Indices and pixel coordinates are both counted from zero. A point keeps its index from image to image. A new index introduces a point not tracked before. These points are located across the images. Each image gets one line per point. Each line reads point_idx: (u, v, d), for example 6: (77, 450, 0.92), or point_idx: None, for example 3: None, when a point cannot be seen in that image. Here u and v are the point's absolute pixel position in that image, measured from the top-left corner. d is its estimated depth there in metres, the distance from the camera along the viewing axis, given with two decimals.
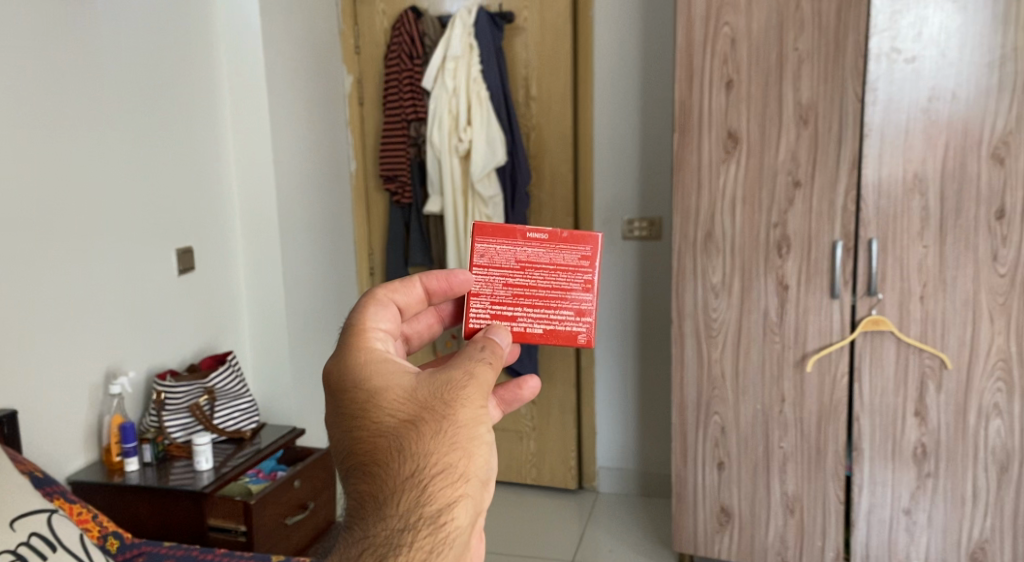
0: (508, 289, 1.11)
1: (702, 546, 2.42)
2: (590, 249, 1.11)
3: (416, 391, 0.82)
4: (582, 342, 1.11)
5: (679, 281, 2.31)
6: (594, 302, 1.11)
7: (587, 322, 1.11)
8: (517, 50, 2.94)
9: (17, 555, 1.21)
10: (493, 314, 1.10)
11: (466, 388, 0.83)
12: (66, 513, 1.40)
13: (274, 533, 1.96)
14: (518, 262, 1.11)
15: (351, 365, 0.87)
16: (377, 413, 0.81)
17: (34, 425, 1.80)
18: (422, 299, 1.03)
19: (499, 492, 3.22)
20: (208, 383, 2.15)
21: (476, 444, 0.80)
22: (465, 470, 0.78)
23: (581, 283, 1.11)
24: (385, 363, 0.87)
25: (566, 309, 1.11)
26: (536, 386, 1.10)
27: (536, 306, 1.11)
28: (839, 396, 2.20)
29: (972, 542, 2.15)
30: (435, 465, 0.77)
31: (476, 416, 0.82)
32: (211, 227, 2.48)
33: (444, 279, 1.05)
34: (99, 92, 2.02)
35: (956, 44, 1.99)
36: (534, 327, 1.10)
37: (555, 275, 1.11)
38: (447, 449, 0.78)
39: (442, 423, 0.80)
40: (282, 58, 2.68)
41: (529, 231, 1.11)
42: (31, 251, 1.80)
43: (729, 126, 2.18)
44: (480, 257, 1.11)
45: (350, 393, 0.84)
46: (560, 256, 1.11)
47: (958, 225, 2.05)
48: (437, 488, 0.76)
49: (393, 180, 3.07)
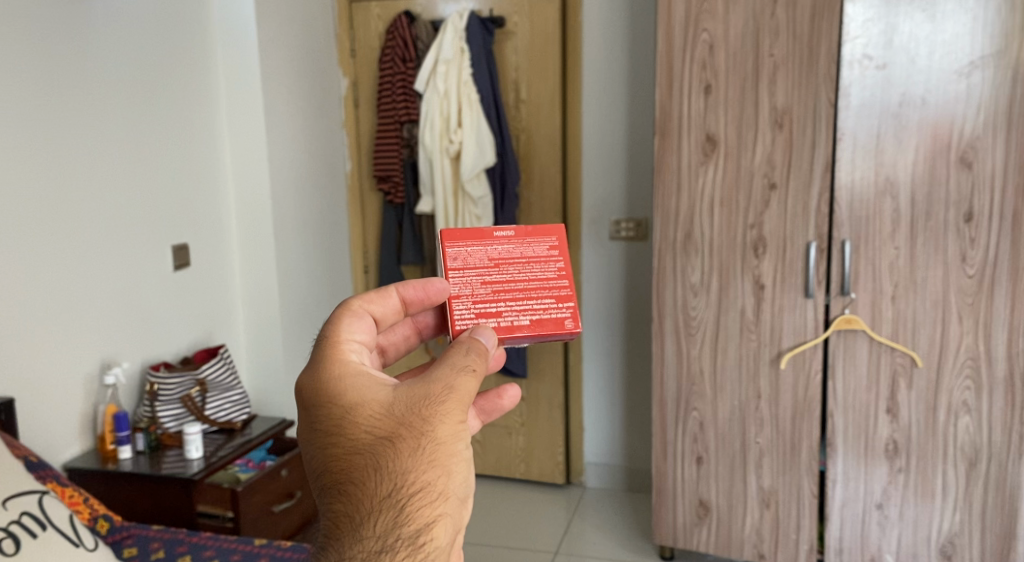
0: (487, 287, 1.00)
1: (682, 539, 2.49)
2: (556, 238, 1.06)
3: (393, 406, 0.75)
4: (569, 327, 1.01)
5: (659, 281, 2.38)
6: (571, 286, 1.04)
7: (570, 308, 1.02)
8: (507, 54, 3.01)
9: (9, 532, 1.28)
10: (478, 314, 0.98)
11: (447, 401, 0.75)
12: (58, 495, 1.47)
13: (262, 519, 2.03)
14: (491, 260, 1.02)
15: (323, 377, 0.78)
16: (351, 428, 0.74)
17: (31, 412, 1.88)
18: (399, 310, 0.91)
19: (488, 486, 3.28)
20: (200, 375, 2.24)
21: (456, 460, 0.73)
22: (445, 489, 0.72)
23: (555, 270, 1.04)
24: (359, 374, 0.79)
25: (548, 299, 1.02)
26: (517, 393, 0.98)
27: (518, 299, 1.01)
28: (813, 393, 2.27)
29: (942, 537, 2.22)
30: (414, 484, 0.71)
31: (457, 431, 0.74)
32: (207, 224, 2.56)
33: (421, 287, 0.93)
34: (97, 95, 2.10)
35: (924, 51, 2.05)
36: (521, 319, 0.99)
37: (529, 267, 1.03)
38: (426, 468, 0.71)
39: (421, 440, 0.72)
40: (278, 62, 2.76)
41: (496, 230, 1.04)
42: (31, 245, 1.88)
43: (708, 129, 2.25)
44: (452, 261, 1.00)
45: (321, 406, 0.76)
46: (530, 249, 1.04)
47: (929, 227, 2.10)
48: (415, 508, 0.70)
49: (387, 180, 3.15)
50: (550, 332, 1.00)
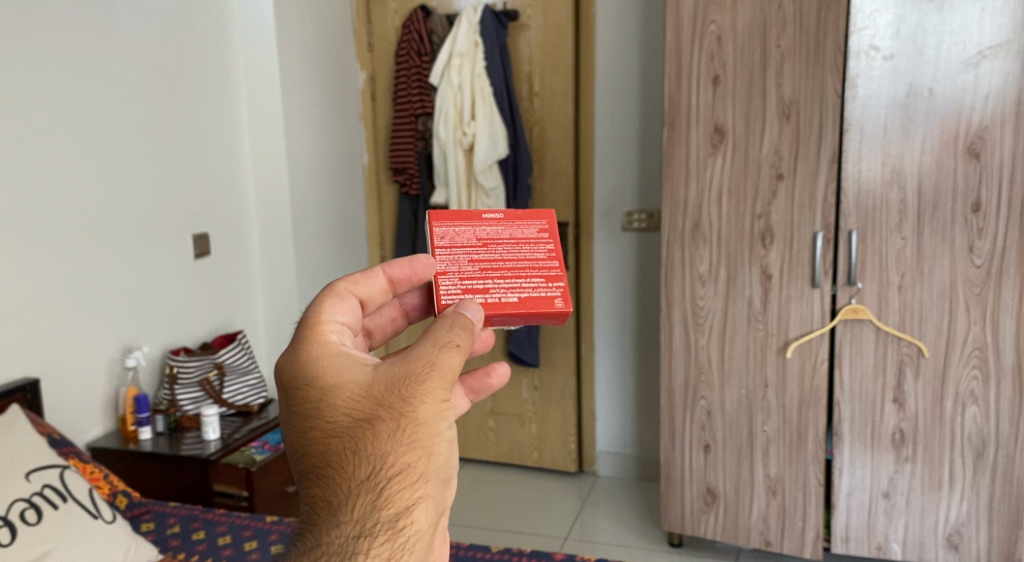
0: (474, 265, 1.04)
1: (689, 526, 2.52)
2: (546, 222, 1.11)
3: (372, 388, 0.76)
4: (559, 306, 1.03)
5: (668, 270, 2.40)
6: (560, 267, 1.07)
7: (560, 288, 1.05)
8: (521, 47, 3.04)
9: (30, 503, 1.42)
10: (465, 289, 1.01)
11: (427, 381, 0.76)
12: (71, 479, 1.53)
13: (275, 499, 2.12)
14: (479, 240, 1.07)
15: (302, 359, 0.80)
16: (329, 411, 0.76)
17: (55, 394, 1.96)
18: (386, 289, 0.95)
19: (502, 474, 3.34)
20: (218, 358, 2.32)
21: (436, 442, 0.75)
22: (425, 471, 0.73)
23: (545, 252, 1.08)
24: (339, 355, 0.81)
25: (537, 279, 1.05)
26: (507, 373, 1.00)
27: (506, 277, 1.04)
28: (819, 382, 2.28)
29: (949, 527, 2.23)
30: (393, 467, 0.72)
31: (438, 412, 0.76)
32: (226, 214, 2.63)
33: (408, 265, 0.96)
34: (120, 90, 2.17)
35: (932, 42, 2.05)
36: (508, 297, 1.02)
37: (518, 247, 1.08)
38: (405, 450, 0.72)
39: (400, 422, 0.74)
40: (295, 56, 2.82)
41: (485, 213, 1.10)
42: (57, 234, 1.96)
43: (716, 121, 2.27)
44: (440, 239, 1.06)
45: (301, 389, 0.78)
46: (519, 231, 1.09)
47: (936, 217, 2.11)
48: (394, 491, 0.71)
49: (402, 172, 3.21)
50: (539, 309, 1.02)
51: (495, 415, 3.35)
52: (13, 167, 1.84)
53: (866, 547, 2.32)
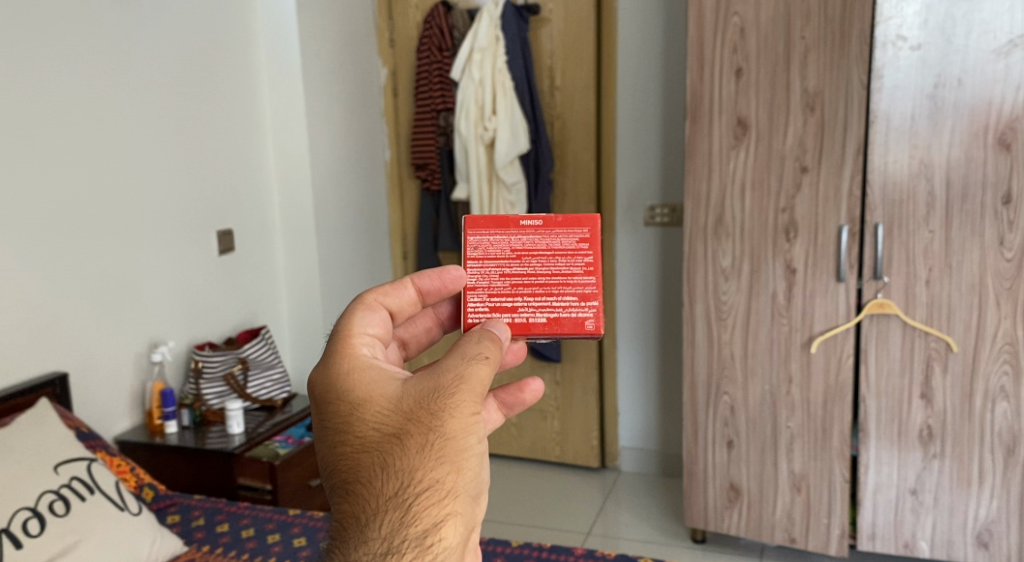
0: (505, 280, 1.03)
1: (712, 521, 2.50)
2: (588, 230, 1.06)
3: (401, 401, 0.76)
4: (589, 328, 1.01)
5: (690, 265, 2.38)
6: (596, 284, 1.03)
7: (594, 309, 1.02)
8: (543, 41, 3.03)
9: (59, 495, 1.45)
10: (492, 307, 1.01)
11: (456, 395, 0.76)
12: (94, 473, 1.55)
13: (299, 493, 2.15)
14: (514, 251, 1.04)
15: (333, 372, 0.81)
16: (359, 425, 0.76)
17: (83, 388, 2.00)
18: (415, 301, 0.95)
19: (524, 469, 3.34)
20: (242, 353, 2.35)
21: (465, 457, 0.74)
22: (453, 487, 0.72)
23: (582, 265, 1.04)
24: (369, 368, 0.81)
25: (569, 296, 1.02)
26: (541, 388, 1.01)
27: (537, 295, 1.02)
28: (845, 377, 2.25)
29: (978, 524, 2.19)
30: (421, 482, 0.72)
31: (467, 425, 0.75)
32: (250, 211, 2.66)
33: (436, 278, 0.96)
34: (144, 88, 2.20)
35: (961, 31, 2.01)
36: (537, 316, 1.01)
37: (554, 260, 1.04)
38: (433, 465, 0.72)
39: (428, 436, 0.73)
40: (317, 54, 2.83)
41: (523, 220, 1.06)
42: (84, 231, 1.99)
43: (739, 113, 2.24)
44: (473, 250, 1.05)
45: (332, 403, 0.79)
46: (557, 241, 1.05)
47: (964, 209, 2.07)
48: (422, 507, 0.71)
49: (423, 168, 3.18)
50: (568, 332, 1.01)
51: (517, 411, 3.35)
52: (40, 165, 1.87)
53: (893, 544, 2.29)
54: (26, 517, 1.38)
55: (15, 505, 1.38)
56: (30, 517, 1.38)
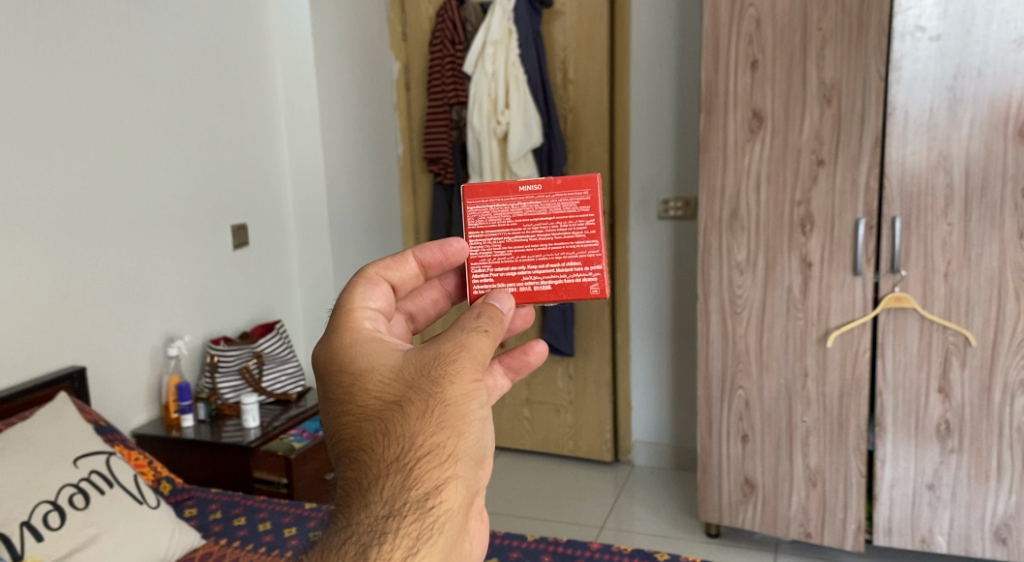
0: (508, 249, 1.02)
1: (727, 516, 2.49)
2: (589, 192, 1.03)
3: (402, 370, 0.76)
4: (594, 293, 1.02)
5: (705, 260, 2.36)
6: (600, 248, 1.02)
7: (597, 272, 1.02)
8: (556, 35, 3.02)
9: (78, 488, 1.47)
10: (497, 277, 1.01)
11: (456, 362, 0.76)
12: (113, 466, 1.57)
13: (314, 485, 2.16)
14: (515, 219, 1.02)
15: (336, 346, 0.81)
16: (362, 395, 0.76)
17: (101, 381, 2.02)
18: (417, 274, 0.96)
19: (536, 463, 3.34)
20: (257, 348, 2.37)
21: (466, 422, 0.74)
22: (455, 451, 0.72)
23: (584, 229, 1.03)
24: (371, 341, 0.81)
25: (574, 261, 1.02)
26: (545, 350, 0.99)
27: (540, 262, 1.02)
28: (862, 371, 2.23)
29: (997, 519, 2.18)
30: (422, 446, 0.71)
31: (468, 392, 0.75)
32: (265, 206, 2.67)
33: (438, 250, 0.96)
34: (158, 84, 2.20)
35: (982, 21, 1.98)
36: (542, 285, 1.02)
37: (555, 226, 1.02)
38: (434, 430, 0.72)
39: (429, 402, 0.73)
40: (329, 48, 2.83)
41: (521, 185, 1.03)
42: (99, 227, 2.00)
43: (755, 106, 2.22)
44: (474, 221, 1.03)
45: (334, 375, 0.79)
46: (557, 205, 1.03)
47: (984, 203, 2.05)
48: (423, 470, 0.70)
49: (436, 162, 3.15)
50: (574, 298, 1.02)
51: (530, 405, 3.35)
52: (58, 162, 1.89)
53: (910, 539, 2.27)
54: (46, 510, 1.39)
55: (36, 498, 1.40)
56: (50, 511, 1.40)
